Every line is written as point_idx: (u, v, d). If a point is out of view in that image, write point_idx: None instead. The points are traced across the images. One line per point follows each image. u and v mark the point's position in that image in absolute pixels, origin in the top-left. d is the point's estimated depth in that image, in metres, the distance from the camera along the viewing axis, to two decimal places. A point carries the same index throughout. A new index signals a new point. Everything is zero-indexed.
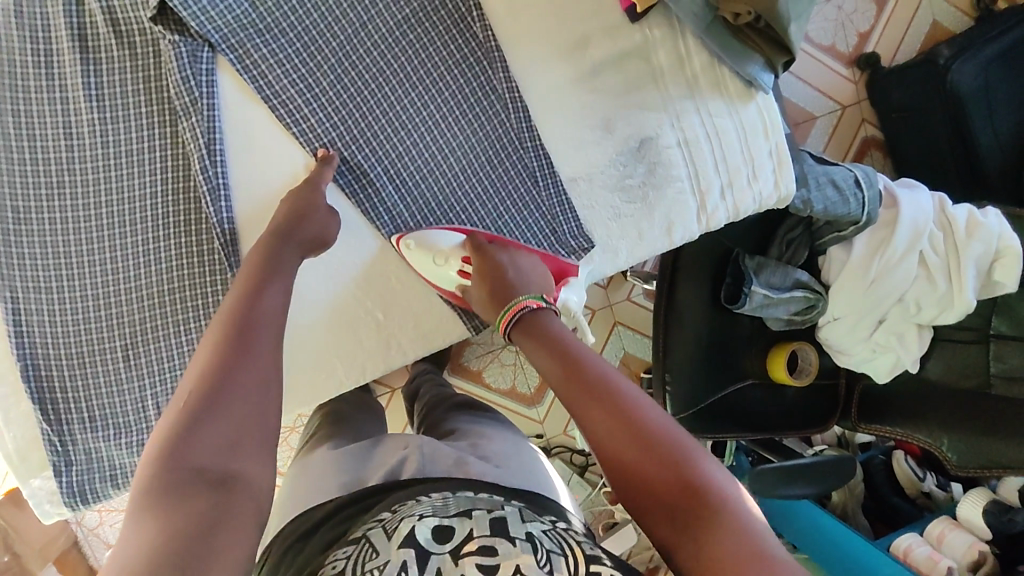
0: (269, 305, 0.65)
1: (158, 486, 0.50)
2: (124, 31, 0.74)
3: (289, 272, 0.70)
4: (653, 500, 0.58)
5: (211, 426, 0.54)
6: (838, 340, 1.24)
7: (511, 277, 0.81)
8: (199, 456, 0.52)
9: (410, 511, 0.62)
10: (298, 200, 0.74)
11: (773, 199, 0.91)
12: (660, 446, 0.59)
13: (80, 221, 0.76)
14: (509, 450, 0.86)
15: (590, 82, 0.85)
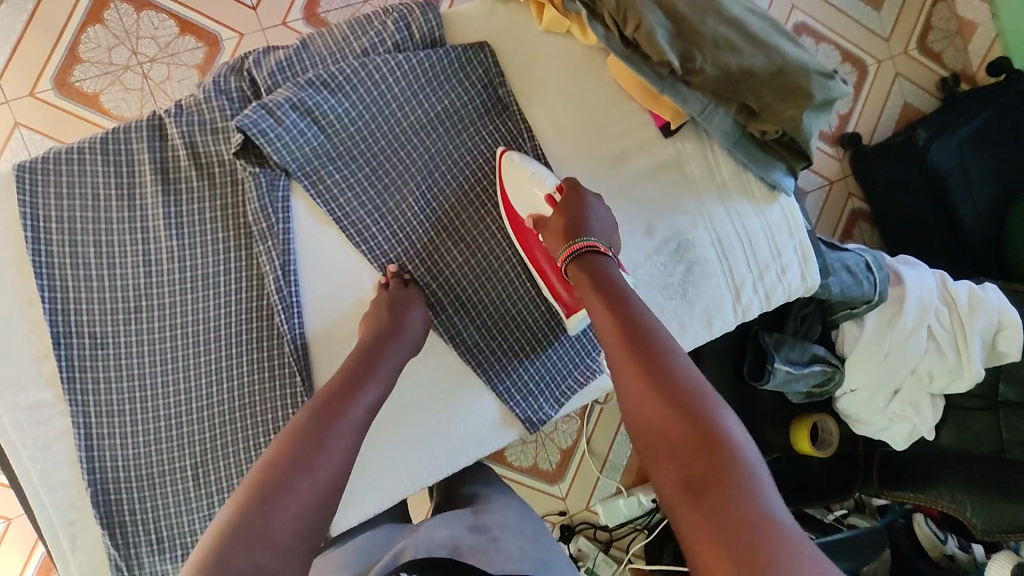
0: (355, 416, 0.69)
1: (204, 562, 0.52)
2: (205, 163, 0.78)
3: (379, 386, 0.74)
4: (667, 458, 0.59)
5: (272, 518, 0.56)
6: (855, 410, 1.32)
7: (589, 222, 0.81)
8: (249, 550, 0.53)
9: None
10: (394, 312, 0.79)
11: (800, 288, 0.98)
12: (692, 409, 0.60)
13: (156, 343, 0.77)
14: (515, 528, 0.89)
15: (630, 191, 0.92)
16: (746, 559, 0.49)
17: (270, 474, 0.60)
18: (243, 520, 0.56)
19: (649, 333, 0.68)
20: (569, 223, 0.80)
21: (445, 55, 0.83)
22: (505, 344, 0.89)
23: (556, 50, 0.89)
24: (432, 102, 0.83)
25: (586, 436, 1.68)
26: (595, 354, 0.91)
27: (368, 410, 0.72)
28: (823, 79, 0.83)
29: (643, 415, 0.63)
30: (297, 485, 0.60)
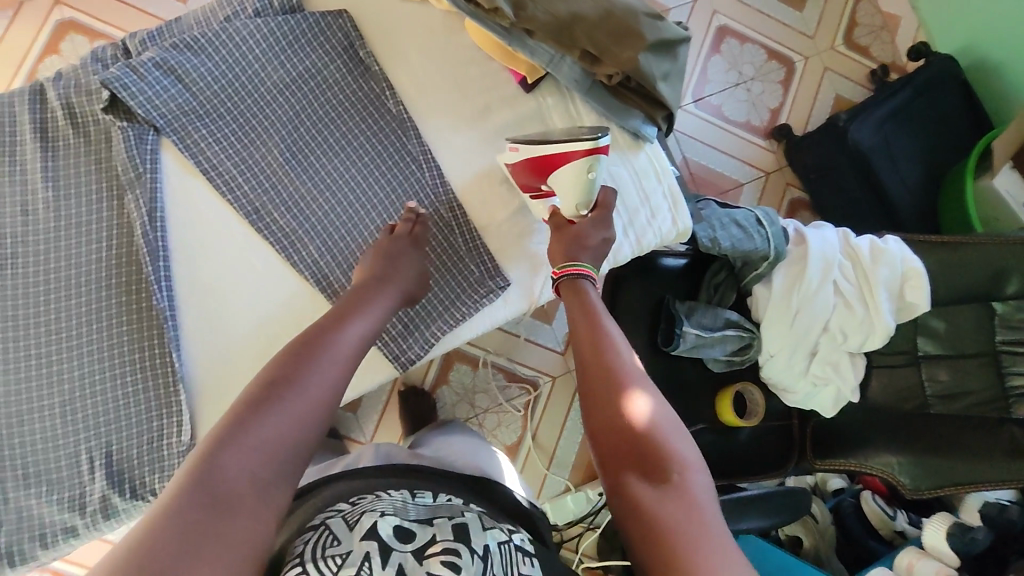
0: (348, 342, 0.69)
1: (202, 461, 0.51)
2: (81, 122, 0.86)
3: (371, 320, 0.74)
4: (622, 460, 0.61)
5: (266, 424, 0.55)
6: (778, 378, 1.28)
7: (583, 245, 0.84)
8: (240, 457, 0.52)
9: (370, 506, 0.68)
10: (393, 254, 0.85)
11: (672, 233, 1.01)
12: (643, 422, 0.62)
13: (29, 287, 0.83)
14: (468, 450, 1.02)
15: (494, 142, 0.97)
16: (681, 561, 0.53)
17: (272, 388, 0.58)
18: (239, 423, 0.54)
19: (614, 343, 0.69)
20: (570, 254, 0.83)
21: (304, 21, 0.92)
22: None
23: (416, 17, 0.97)
24: (294, 63, 0.92)
25: (531, 432, 1.66)
26: (464, 298, 0.94)
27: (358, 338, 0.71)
28: (653, 20, 0.91)
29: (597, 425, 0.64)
30: (291, 399, 0.58)
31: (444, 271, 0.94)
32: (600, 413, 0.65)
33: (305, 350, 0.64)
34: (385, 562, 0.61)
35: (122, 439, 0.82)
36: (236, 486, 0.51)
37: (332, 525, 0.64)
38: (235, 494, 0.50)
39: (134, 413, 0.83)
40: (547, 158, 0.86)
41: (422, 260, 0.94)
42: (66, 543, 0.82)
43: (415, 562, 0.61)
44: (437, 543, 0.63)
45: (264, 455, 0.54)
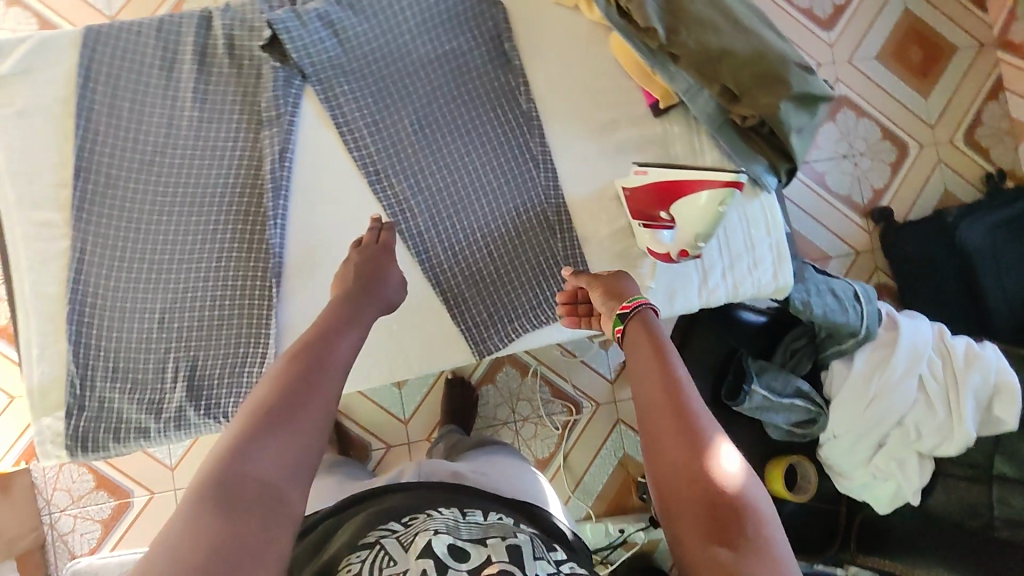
0: (338, 350, 0.70)
1: (208, 486, 0.54)
2: (238, 55, 0.90)
3: (359, 324, 0.75)
4: (690, 507, 0.59)
5: (268, 441, 0.58)
6: (837, 460, 1.25)
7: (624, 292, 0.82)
8: (249, 472, 0.55)
9: (423, 526, 0.69)
10: (376, 266, 0.84)
11: (770, 287, 0.98)
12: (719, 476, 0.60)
13: (157, 196, 0.87)
14: (502, 466, 1.01)
15: (614, 157, 0.97)
16: None
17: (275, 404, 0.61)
18: (238, 442, 0.57)
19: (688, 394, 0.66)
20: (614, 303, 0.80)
21: (459, 3, 0.94)
22: (466, 271, 0.93)
23: (565, 20, 0.98)
24: (440, 41, 0.94)
25: (564, 452, 1.65)
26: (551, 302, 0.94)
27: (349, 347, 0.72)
28: (802, 72, 0.89)
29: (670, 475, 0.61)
30: (294, 413, 0.61)
31: (537, 271, 0.94)
32: (660, 459, 0.63)
33: (300, 364, 0.66)
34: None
35: (208, 357, 0.86)
36: (247, 498, 0.54)
37: (386, 545, 0.67)
38: (247, 504, 0.53)
39: (224, 337, 0.86)
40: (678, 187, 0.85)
41: (519, 256, 0.94)
42: (132, 445, 0.84)
43: None
44: (494, 564, 0.63)
45: (270, 467, 0.57)
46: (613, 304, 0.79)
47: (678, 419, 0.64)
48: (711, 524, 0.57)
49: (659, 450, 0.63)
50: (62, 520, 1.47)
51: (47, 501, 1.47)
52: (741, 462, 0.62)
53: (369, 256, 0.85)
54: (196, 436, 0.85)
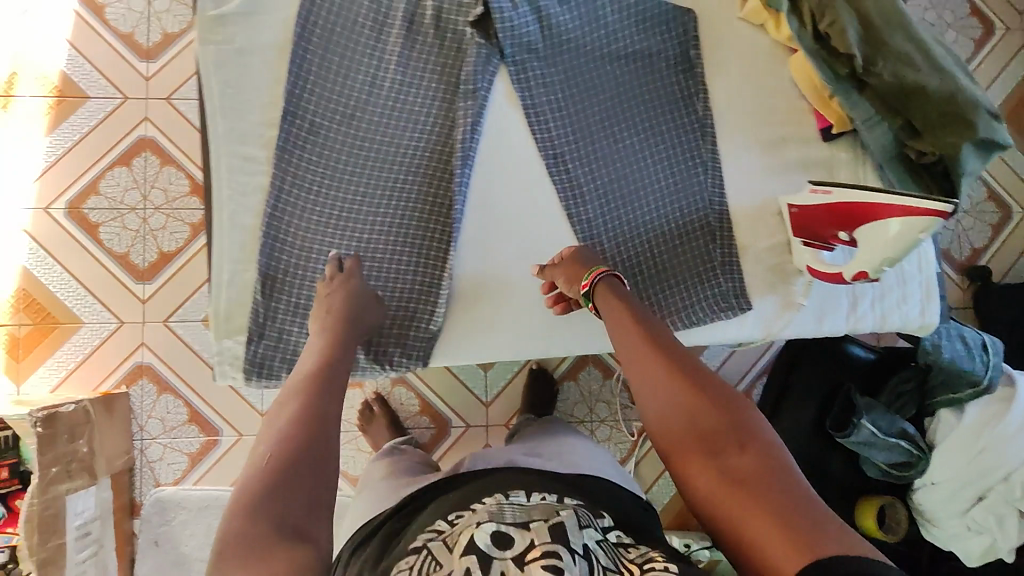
0: (329, 377, 0.75)
1: (235, 538, 0.58)
2: (443, 25, 0.93)
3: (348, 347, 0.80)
4: (686, 444, 0.69)
5: (286, 483, 0.63)
6: (931, 506, 1.27)
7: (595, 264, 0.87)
8: (270, 515, 0.60)
9: (467, 519, 0.65)
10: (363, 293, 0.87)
11: (916, 323, 1.00)
12: (712, 407, 0.70)
13: (353, 150, 0.91)
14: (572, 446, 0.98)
15: (782, 174, 0.99)
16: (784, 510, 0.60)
17: (293, 435, 0.67)
18: (257, 491, 0.61)
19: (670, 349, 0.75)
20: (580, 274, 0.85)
21: (658, 6, 0.96)
22: (626, 264, 0.96)
23: (750, 35, 1.00)
24: (633, 40, 0.96)
25: (636, 458, 1.66)
26: (704, 305, 0.96)
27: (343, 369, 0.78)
28: (991, 119, 0.89)
29: (673, 420, 0.70)
30: (297, 449, 0.66)
31: (693, 273, 0.97)
32: (658, 414, 0.72)
33: (307, 398, 0.72)
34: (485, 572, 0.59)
35: (381, 308, 0.91)
36: (271, 538, 0.58)
37: (433, 545, 0.63)
38: (279, 542, 0.58)
39: (398, 290, 0.91)
40: (858, 208, 0.84)
41: (678, 256, 0.97)
42: None
43: (517, 568, 0.59)
44: (539, 547, 0.60)
45: (287, 496, 0.62)
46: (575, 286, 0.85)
47: (677, 384, 0.72)
48: (716, 449, 0.67)
49: (660, 410, 0.72)
50: (151, 447, 1.52)
51: (140, 427, 1.52)
52: (729, 396, 0.71)
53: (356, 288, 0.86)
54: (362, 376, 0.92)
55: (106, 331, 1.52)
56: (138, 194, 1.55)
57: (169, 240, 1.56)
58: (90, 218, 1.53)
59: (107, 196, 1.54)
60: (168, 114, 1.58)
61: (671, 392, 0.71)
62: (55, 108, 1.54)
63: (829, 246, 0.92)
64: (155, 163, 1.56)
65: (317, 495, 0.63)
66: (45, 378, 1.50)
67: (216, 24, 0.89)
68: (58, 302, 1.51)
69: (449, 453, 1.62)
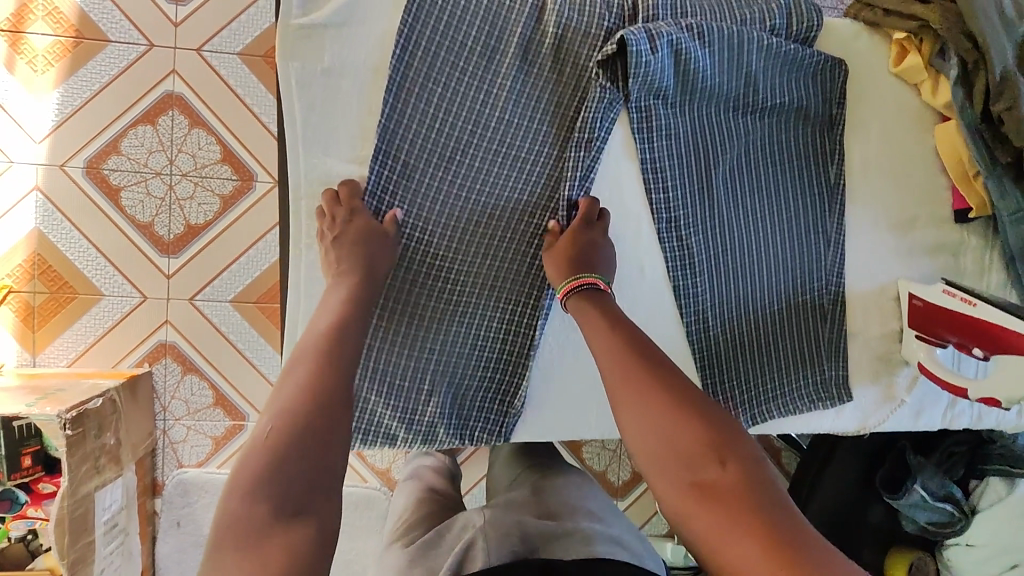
0: (321, 349, 0.67)
1: (233, 522, 0.53)
2: (562, 59, 0.81)
3: (347, 315, 0.72)
4: (671, 456, 0.59)
5: (282, 462, 0.56)
6: (960, 565, 1.28)
7: (592, 257, 0.79)
8: (265, 495, 0.54)
9: None
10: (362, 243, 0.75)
11: (1012, 423, 0.94)
12: (705, 421, 0.60)
13: (450, 197, 0.81)
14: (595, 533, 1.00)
15: (904, 257, 0.91)
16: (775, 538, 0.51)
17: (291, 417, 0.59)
18: (252, 472, 0.55)
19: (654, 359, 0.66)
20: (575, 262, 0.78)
21: (810, 57, 0.84)
22: (730, 342, 0.89)
23: (896, 93, 0.89)
24: (774, 93, 0.84)
25: None
26: (804, 392, 0.90)
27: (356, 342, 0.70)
28: None
29: (654, 431, 0.61)
30: (283, 425, 0.58)
31: (797, 356, 0.90)
32: (642, 424, 0.62)
33: (304, 376, 0.64)
34: None
35: (466, 373, 0.84)
36: (271, 522, 0.52)
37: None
38: (271, 527, 0.52)
39: (485, 357, 0.84)
40: (986, 327, 0.77)
41: (784, 338, 0.90)
42: (378, 447, 0.83)
43: None
44: None
45: (287, 487, 0.55)
46: (562, 272, 0.78)
47: (666, 394, 0.62)
48: (699, 463, 0.57)
49: (646, 425, 0.61)
50: (174, 429, 1.46)
51: (162, 407, 1.46)
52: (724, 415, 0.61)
53: (364, 232, 0.75)
54: (438, 449, 0.85)
55: (129, 305, 1.44)
56: (164, 157, 1.42)
57: (197, 212, 1.44)
58: (111, 180, 1.41)
59: (129, 157, 1.41)
60: (199, 67, 1.42)
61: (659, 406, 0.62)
62: (71, 51, 1.38)
63: (944, 344, 0.85)
64: (183, 123, 1.42)
65: (317, 485, 0.56)
66: (63, 350, 1.42)
67: (302, 35, 0.75)
68: (76, 270, 1.42)
69: (473, 457, 1.53)
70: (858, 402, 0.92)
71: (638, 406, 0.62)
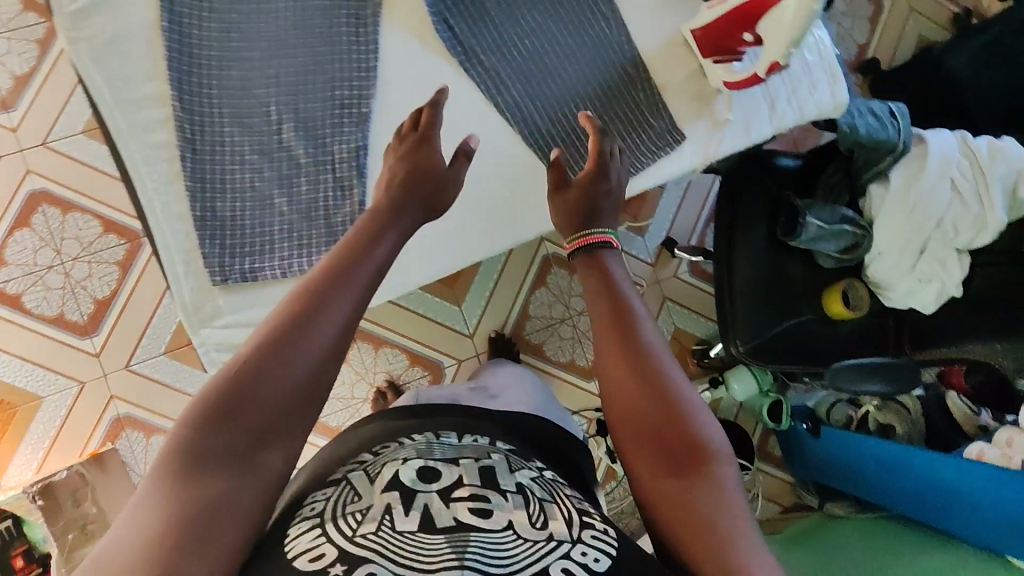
0: (370, 265, 0.70)
1: (193, 436, 0.55)
2: None
3: (396, 233, 0.75)
4: (655, 435, 0.67)
5: (270, 393, 0.58)
6: (882, 275, 1.36)
7: (598, 205, 0.87)
8: (245, 420, 0.57)
9: (392, 456, 0.73)
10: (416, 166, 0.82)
11: (830, 108, 1.07)
12: (686, 417, 0.67)
13: (261, 98, 0.88)
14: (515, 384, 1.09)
15: (674, 5, 1.02)
16: (719, 532, 0.59)
17: (279, 339, 0.60)
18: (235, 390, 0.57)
19: (657, 357, 0.72)
20: (580, 216, 0.86)
21: None
22: (563, 132, 0.98)
23: None
24: None
25: None
26: (644, 150, 1.01)
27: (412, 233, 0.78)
28: None
29: (642, 407, 0.68)
30: (290, 356, 0.60)
31: (627, 124, 1.00)
32: (625, 397, 0.70)
33: (296, 298, 0.64)
34: (410, 505, 0.62)
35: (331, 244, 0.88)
36: (237, 438, 0.56)
37: (354, 480, 0.67)
38: (229, 454, 0.55)
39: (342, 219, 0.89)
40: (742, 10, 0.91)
41: (606, 113, 1.00)
42: None
43: (444, 504, 0.63)
44: (465, 488, 0.65)
45: (254, 426, 0.57)
46: (570, 232, 0.86)
47: (653, 390, 0.69)
48: (671, 454, 0.65)
49: (627, 402, 0.69)
50: None
51: (140, 475, 1.46)
52: (710, 422, 0.68)
53: (413, 162, 0.82)
54: None
55: (71, 396, 1.46)
56: (50, 250, 1.47)
57: (100, 286, 1.48)
58: (8, 291, 1.45)
59: (17, 262, 1.45)
60: (50, 158, 1.47)
61: (643, 381, 0.70)
62: None
63: (740, 54, 0.96)
64: (56, 213, 1.47)
65: (270, 431, 0.58)
66: (25, 462, 1.43)
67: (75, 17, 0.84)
68: (8, 386, 1.43)
69: None
70: (690, 143, 1.03)
71: (627, 380, 0.70)
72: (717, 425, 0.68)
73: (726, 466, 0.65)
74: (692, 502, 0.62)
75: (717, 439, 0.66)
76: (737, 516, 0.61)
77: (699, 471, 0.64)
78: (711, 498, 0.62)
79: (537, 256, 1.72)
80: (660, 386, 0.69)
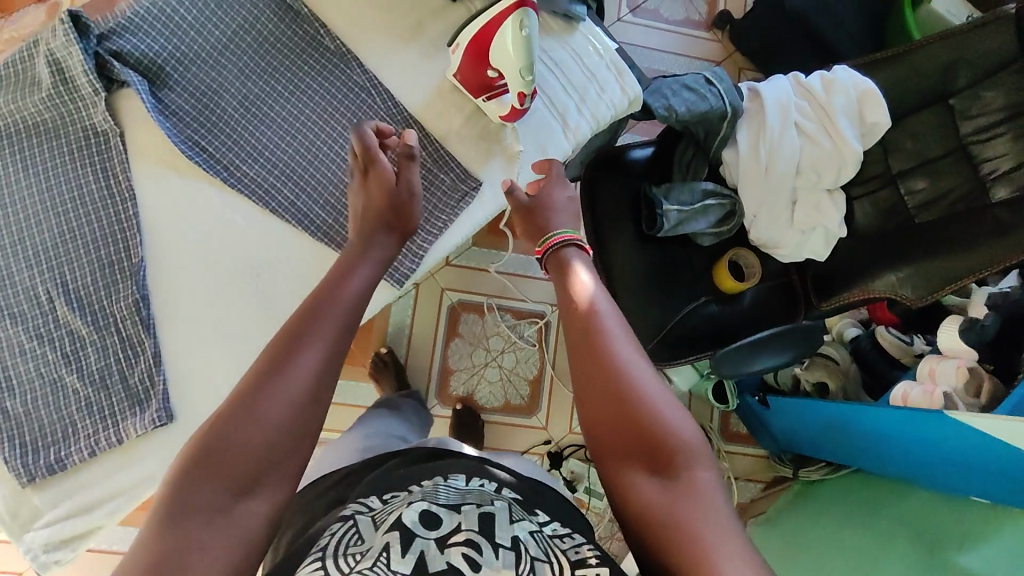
0: (352, 290, 0.67)
1: (166, 502, 0.51)
2: (37, 119, 0.88)
3: (372, 264, 0.73)
4: (623, 442, 0.60)
5: (246, 430, 0.54)
6: (765, 236, 1.30)
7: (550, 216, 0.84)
8: (212, 482, 0.52)
9: (402, 502, 0.61)
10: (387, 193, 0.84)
11: (624, 103, 1.03)
12: (655, 421, 0.60)
13: (27, 282, 0.86)
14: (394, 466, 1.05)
15: (432, 53, 0.99)
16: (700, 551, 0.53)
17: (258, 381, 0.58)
18: (211, 447, 0.53)
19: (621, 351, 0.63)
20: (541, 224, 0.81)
21: None
22: None
23: None
24: (227, 22, 0.93)
25: (549, 360, 1.70)
26: (442, 208, 0.97)
27: (384, 261, 0.76)
28: None
29: (610, 408, 0.61)
30: (275, 399, 0.56)
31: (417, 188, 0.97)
32: (593, 399, 0.62)
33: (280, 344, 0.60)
34: (405, 550, 0.54)
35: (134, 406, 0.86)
36: (200, 498, 0.52)
37: (358, 522, 0.58)
38: (210, 508, 0.52)
39: (138, 379, 0.86)
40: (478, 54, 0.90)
41: None
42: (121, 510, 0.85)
43: (438, 550, 0.54)
44: (461, 532, 0.56)
45: (238, 468, 0.53)
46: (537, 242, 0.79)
47: (626, 391, 0.61)
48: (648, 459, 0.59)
49: (596, 406, 0.61)
50: None
51: None
52: (684, 422, 0.61)
53: (381, 187, 0.84)
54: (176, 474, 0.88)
55: None
56: None
57: None
58: None
59: None
60: None
61: (609, 376, 0.61)
62: None
63: (503, 88, 0.92)
64: None
65: (247, 476, 0.54)
66: None
67: None
68: None
69: None
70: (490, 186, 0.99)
71: (590, 379, 0.62)
72: (688, 419, 0.61)
73: (704, 471, 0.59)
74: (676, 518, 0.56)
75: (693, 438, 0.60)
76: (728, 533, 0.55)
77: (677, 482, 0.58)
78: (688, 516, 0.56)
79: (442, 306, 1.68)
80: (631, 388, 0.61)
